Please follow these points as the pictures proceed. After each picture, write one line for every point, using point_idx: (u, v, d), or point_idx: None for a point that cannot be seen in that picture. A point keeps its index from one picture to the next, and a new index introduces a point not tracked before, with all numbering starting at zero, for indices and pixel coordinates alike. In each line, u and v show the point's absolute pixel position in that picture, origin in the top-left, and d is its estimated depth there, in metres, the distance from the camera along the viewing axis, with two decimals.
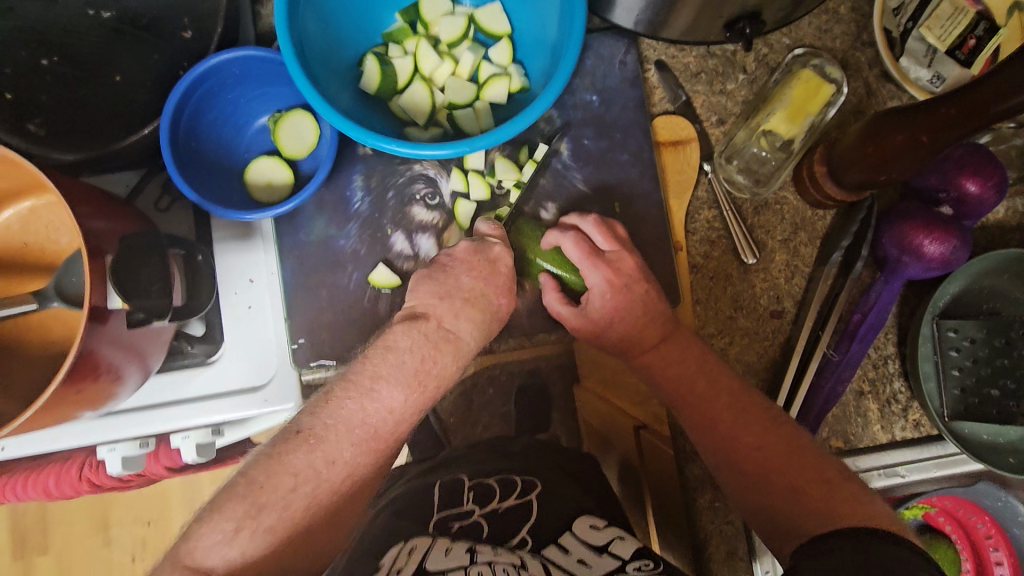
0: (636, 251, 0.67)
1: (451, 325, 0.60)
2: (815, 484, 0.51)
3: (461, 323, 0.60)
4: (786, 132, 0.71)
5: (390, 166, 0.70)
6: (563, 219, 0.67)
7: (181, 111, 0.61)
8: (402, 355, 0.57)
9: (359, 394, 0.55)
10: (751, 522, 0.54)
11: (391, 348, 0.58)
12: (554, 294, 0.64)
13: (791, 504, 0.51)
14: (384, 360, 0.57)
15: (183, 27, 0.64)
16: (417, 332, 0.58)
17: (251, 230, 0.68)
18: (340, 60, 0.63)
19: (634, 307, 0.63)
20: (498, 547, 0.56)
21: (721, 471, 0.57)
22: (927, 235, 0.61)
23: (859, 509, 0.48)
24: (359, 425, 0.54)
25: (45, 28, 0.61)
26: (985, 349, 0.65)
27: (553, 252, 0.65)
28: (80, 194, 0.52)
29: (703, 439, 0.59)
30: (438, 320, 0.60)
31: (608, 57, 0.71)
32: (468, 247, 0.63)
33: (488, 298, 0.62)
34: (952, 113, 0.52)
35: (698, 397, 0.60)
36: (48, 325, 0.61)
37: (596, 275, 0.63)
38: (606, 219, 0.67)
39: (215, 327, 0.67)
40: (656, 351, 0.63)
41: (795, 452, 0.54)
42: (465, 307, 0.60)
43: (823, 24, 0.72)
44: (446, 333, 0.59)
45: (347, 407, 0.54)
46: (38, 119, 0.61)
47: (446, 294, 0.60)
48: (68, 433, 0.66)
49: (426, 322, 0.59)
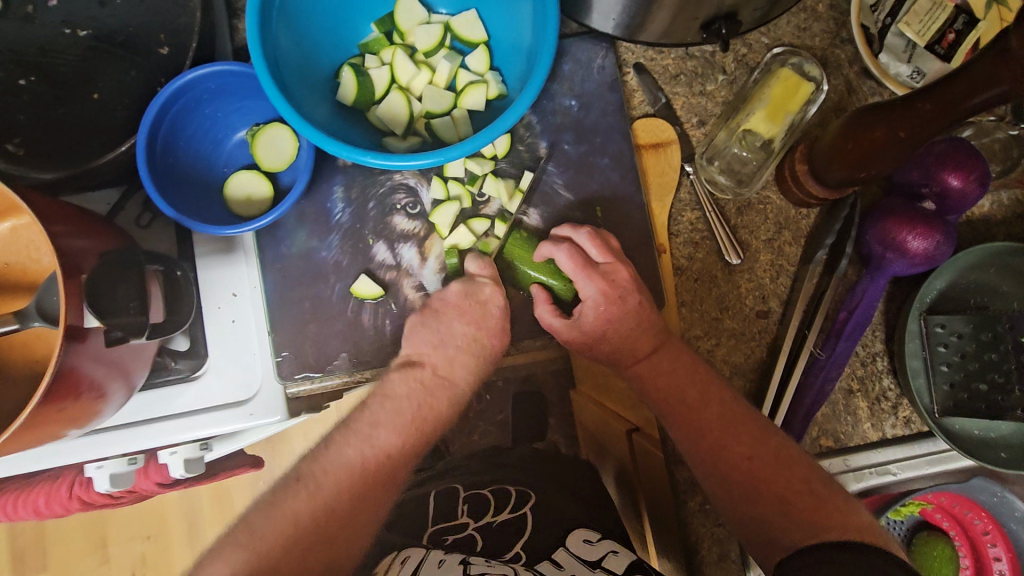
0: (630, 262, 0.66)
1: (445, 371, 0.66)
2: (802, 495, 0.52)
3: (455, 369, 0.66)
4: (767, 131, 0.70)
5: (370, 177, 0.69)
6: (556, 230, 0.67)
7: (157, 127, 0.61)
8: (400, 401, 0.63)
9: (358, 440, 0.61)
10: (738, 530, 0.55)
11: (389, 395, 0.63)
12: (546, 306, 0.64)
13: (778, 512, 0.52)
14: (382, 406, 0.63)
15: (158, 43, 0.64)
16: (413, 380, 0.64)
17: (232, 245, 0.68)
18: (315, 72, 0.63)
19: (627, 320, 0.63)
20: (491, 560, 0.57)
21: (710, 482, 0.57)
22: (910, 231, 0.61)
23: (840, 521, 0.49)
24: (353, 470, 0.59)
25: (22, 47, 0.62)
26: (972, 344, 0.65)
27: (547, 264, 0.65)
28: (58, 214, 0.52)
29: (692, 448, 0.58)
30: (433, 368, 0.65)
31: (586, 61, 0.71)
32: (459, 290, 0.65)
33: (480, 342, 0.66)
34: (927, 108, 0.52)
35: (689, 407, 0.59)
36: (32, 344, 0.60)
37: (589, 285, 0.63)
38: (600, 232, 0.65)
39: (200, 342, 0.66)
40: (648, 362, 0.63)
41: (782, 463, 0.54)
42: (457, 354, 0.66)
43: (802, 22, 0.72)
44: (441, 379, 0.66)
45: (346, 451, 0.60)
46: (17, 139, 0.61)
47: (440, 343, 0.65)
48: (53, 453, 0.65)
49: (422, 371, 0.65)
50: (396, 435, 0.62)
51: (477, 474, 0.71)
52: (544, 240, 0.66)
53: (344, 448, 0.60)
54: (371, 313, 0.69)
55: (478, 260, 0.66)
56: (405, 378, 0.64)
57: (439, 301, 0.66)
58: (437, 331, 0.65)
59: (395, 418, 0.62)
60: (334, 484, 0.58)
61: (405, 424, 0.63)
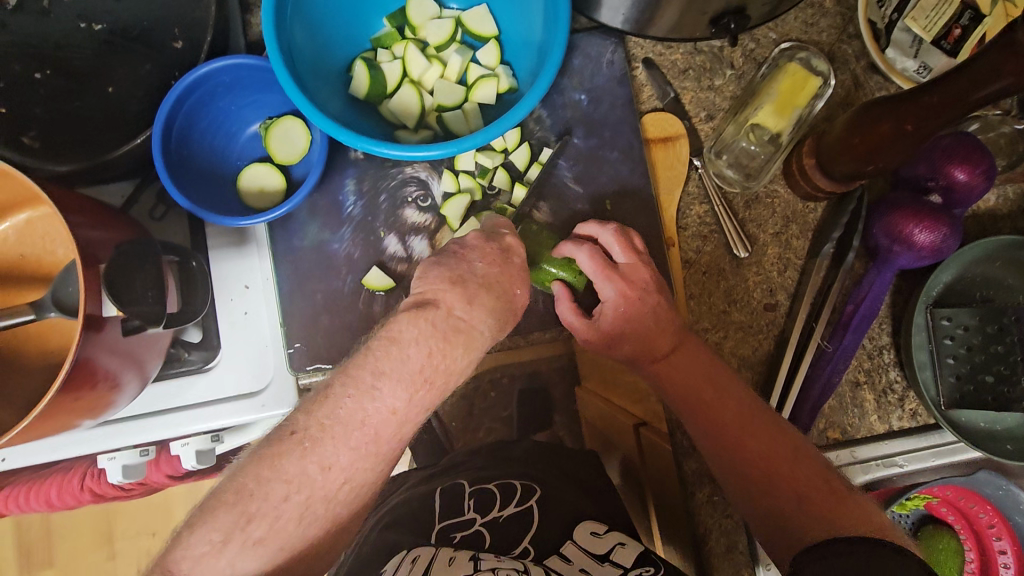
0: (652, 264, 0.66)
1: (464, 313, 0.53)
2: (816, 489, 0.52)
3: (475, 311, 0.53)
4: (775, 125, 0.71)
5: (381, 170, 0.70)
6: (582, 230, 0.66)
7: (173, 120, 0.61)
8: (406, 348, 0.50)
9: (360, 392, 0.49)
10: (754, 523, 0.55)
11: (395, 339, 0.51)
12: (567, 303, 0.64)
13: (794, 506, 0.52)
14: (388, 353, 0.51)
15: (173, 37, 0.65)
16: (424, 323, 0.52)
17: (245, 237, 0.69)
18: (329, 66, 0.63)
19: (644, 319, 0.62)
20: (501, 555, 0.56)
21: (725, 475, 0.57)
22: (916, 224, 0.61)
23: (859, 519, 0.49)
24: (357, 428, 0.49)
25: (38, 41, 0.62)
26: (978, 337, 0.65)
27: (565, 261, 0.65)
28: (75, 205, 0.52)
29: (707, 443, 0.59)
30: (449, 308, 0.53)
31: (596, 56, 0.72)
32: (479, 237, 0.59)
33: (503, 287, 0.57)
34: (935, 101, 0.52)
35: (705, 405, 0.59)
36: (46, 335, 0.61)
37: (609, 288, 0.62)
38: (624, 230, 0.66)
39: (212, 334, 0.67)
40: (666, 362, 0.62)
41: (801, 462, 0.54)
42: (479, 291, 0.54)
43: (809, 18, 0.73)
44: (457, 322, 0.53)
45: (344, 406, 0.49)
46: (33, 132, 0.61)
47: (459, 279, 0.54)
48: (67, 444, 0.66)
49: (435, 311, 0.52)
50: (404, 390, 0.50)
51: (482, 470, 0.70)
52: (564, 240, 0.65)
53: (340, 399, 0.49)
54: (382, 305, 0.69)
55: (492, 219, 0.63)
56: (414, 319, 0.52)
57: (458, 245, 0.58)
58: (457, 269, 0.55)
59: (402, 368, 0.50)
60: (334, 441, 0.48)
61: (412, 376, 0.50)
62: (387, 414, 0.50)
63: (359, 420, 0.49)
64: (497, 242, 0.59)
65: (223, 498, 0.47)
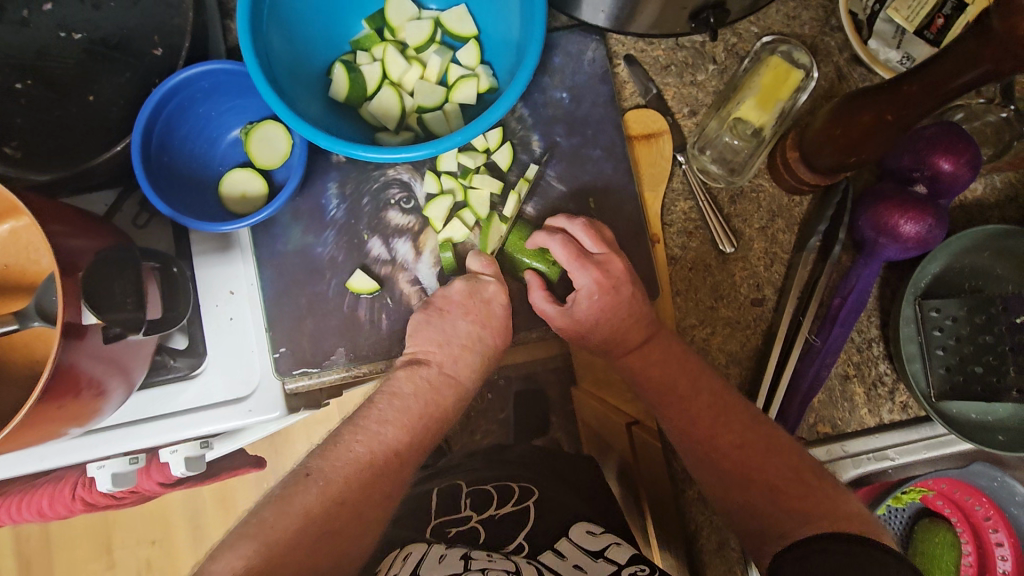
0: (624, 254, 0.66)
1: (452, 369, 0.64)
2: (791, 482, 0.52)
3: (461, 368, 0.65)
4: (757, 119, 0.71)
5: (364, 173, 0.70)
6: (550, 222, 0.66)
7: (152, 126, 0.61)
8: (407, 400, 0.61)
9: (366, 438, 0.59)
10: (732, 521, 0.55)
11: (395, 393, 0.62)
12: (540, 292, 0.65)
13: (769, 502, 0.52)
14: (390, 404, 0.61)
15: (152, 45, 0.65)
16: (418, 378, 0.63)
17: (229, 242, 0.69)
18: (308, 70, 0.63)
19: (620, 310, 0.63)
20: (492, 554, 0.55)
21: (703, 472, 0.57)
22: (902, 216, 0.61)
23: (830, 508, 0.50)
24: (361, 470, 0.58)
25: (19, 51, 0.63)
26: (967, 327, 0.64)
27: (539, 251, 0.66)
28: (55, 213, 0.52)
29: (685, 439, 0.58)
30: (439, 365, 0.64)
31: (577, 54, 0.71)
32: (463, 288, 0.65)
33: (486, 341, 0.66)
34: (914, 91, 0.52)
35: (679, 398, 0.59)
36: (32, 344, 0.60)
37: (583, 276, 0.62)
38: (594, 223, 0.65)
39: (197, 340, 0.66)
40: (638, 353, 0.63)
41: (773, 451, 0.54)
42: (461, 351, 0.65)
43: (791, 11, 0.72)
44: (447, 377, 0.64)
45: (354, 450, 0.58)
46: (15, 142, 0.61)
47: (446, 340, 0.64)
48: (54, 452, 0.66)
49: (427, 368, 0.63)
50: (405, 431, 0.60)
51: (476, 472, 0.70)
52: (536, 231, 0.66)
53: (351, 444, 0.58)
54: (367, 308, 0.69)
55: (481, 258, 0.67)
56: (410, 376, 0.63)
57: (443, 298, 0.66)
58: (443, 330, 0.65)
59: (404, 413, 0.61)
60: (344, 480, 0.55)
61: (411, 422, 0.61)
62: (387, 450, 0.58)
63: (367, 455, 0.57)
64: (479, 296, 0.65)
65: (244, 533, 0.51)
